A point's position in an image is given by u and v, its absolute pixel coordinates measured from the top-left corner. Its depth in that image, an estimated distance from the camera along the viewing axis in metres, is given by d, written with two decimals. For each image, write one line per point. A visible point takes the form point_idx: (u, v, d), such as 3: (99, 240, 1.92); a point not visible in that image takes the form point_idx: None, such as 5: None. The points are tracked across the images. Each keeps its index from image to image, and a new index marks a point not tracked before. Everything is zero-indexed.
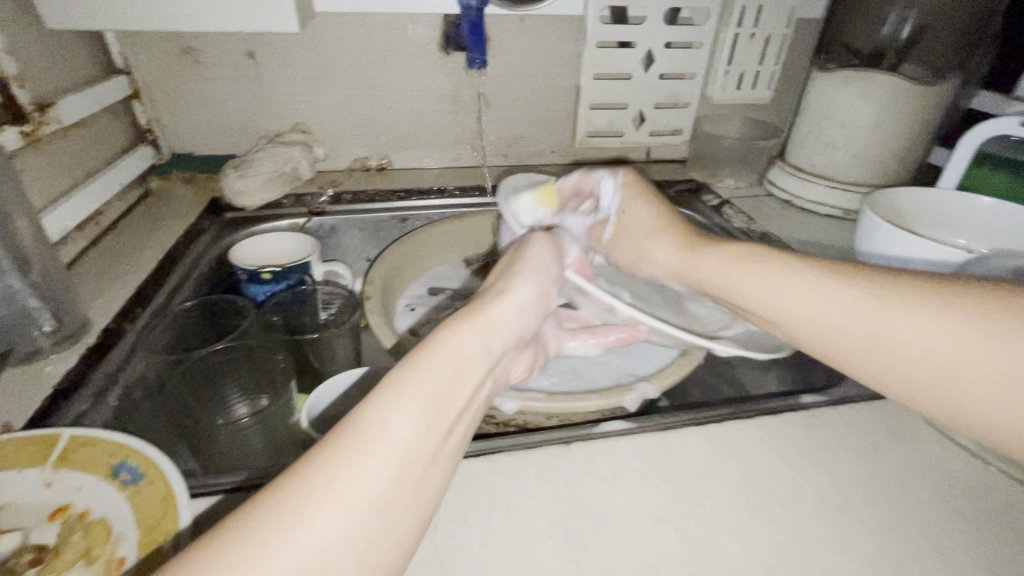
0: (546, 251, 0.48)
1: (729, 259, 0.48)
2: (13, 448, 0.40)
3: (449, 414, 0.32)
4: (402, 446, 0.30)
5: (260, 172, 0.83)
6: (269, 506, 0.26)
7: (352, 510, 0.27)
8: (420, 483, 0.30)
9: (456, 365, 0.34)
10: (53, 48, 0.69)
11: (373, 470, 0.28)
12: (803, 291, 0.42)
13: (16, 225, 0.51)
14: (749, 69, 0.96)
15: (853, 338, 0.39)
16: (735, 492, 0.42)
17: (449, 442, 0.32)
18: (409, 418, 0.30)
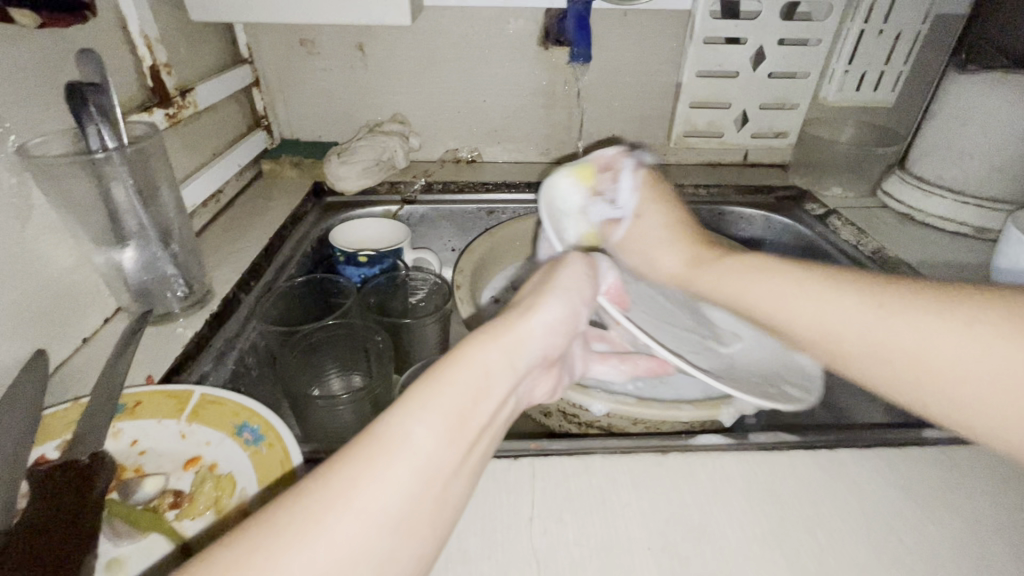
0: (582, 271, 0.43)
1: (738, 263, 0.45)
2: (154, 399, 0.44)
3: (474, 429, 0.30)
4: (425, 463, 0.27)
5: (361, 160, 0.87)
6: (290, 515, 0.24)
7: (370, 524, 0.25)
8: (441, 500, 0.27)
9: (483, 380, 0.31)
10: (193, 38, 0.76)
11: (392, 484, 0.26)
12: (804, 300, 0.39)
13: (163, 199, 0.57)
14: (872, 69, 0.88)
15: (861, 349, 0.35)
16: (851, 526, 0.39)
17: (473, 459, 0.30)
18: (432, 429, 0.28)
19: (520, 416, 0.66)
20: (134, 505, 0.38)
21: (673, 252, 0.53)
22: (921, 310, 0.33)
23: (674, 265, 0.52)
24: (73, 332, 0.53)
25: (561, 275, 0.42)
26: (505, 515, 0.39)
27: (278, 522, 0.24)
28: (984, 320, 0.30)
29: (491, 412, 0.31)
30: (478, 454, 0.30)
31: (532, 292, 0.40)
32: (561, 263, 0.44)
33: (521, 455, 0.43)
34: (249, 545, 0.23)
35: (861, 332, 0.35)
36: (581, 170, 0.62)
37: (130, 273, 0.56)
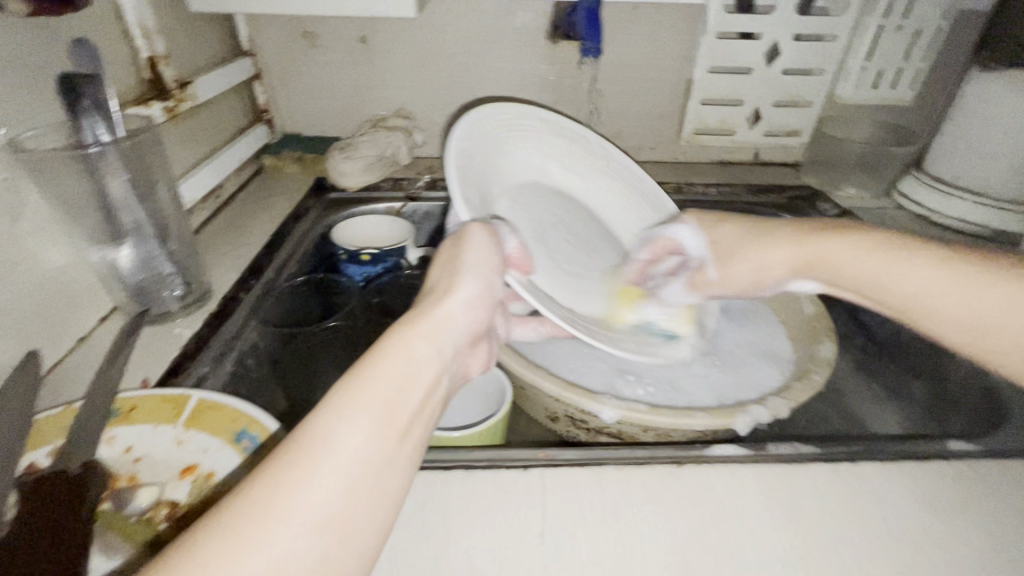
0: (488, 243, 0.41)
1: (866, 246, 0.43)
2: (150, 404, 0.43)
3: (405, 414, 0.28)
4: (356, 456, 0.25)
5: (364, 156, 0.85)
6: (215, 538, 0.21)
7: (300, 530, 0.22)
8: (377, 494, 0.25)
9: (405, 362, 0.29)
10: (193, 28, 0.74)
11: (320, 485, 0.24)
12: (873, 258, 0.42)
13: (159, 195, 0.55)
14: (889, 66, 0.86)
15: (924, 305, 0.39)
16: (877, 545, 0.38)
17: (409, 446, 0.28)
18: (360, 425, 0.26)
19: (527, 422, 0.65)
20: (128, 517, 0.37)
21: (780, 241, 0.49)
22: (973, 273, 0.37)
23: (784, 253, 0.48)
24: (67, 333, 0.51)
25: (470, 252, 0.40)
26: (514, 529, 0.37)
27: (200, 544, 0.21)
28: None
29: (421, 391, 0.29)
30: (414, 436, 0.28)
31: (442, 276, 0.38)
32: (458, 241, 0.40)
33: (529, 465, 0.42)
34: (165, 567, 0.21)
35: (1010, 326, 0.35)
36: (624, 294, 0.59)
37: (126, 271, 0.54)
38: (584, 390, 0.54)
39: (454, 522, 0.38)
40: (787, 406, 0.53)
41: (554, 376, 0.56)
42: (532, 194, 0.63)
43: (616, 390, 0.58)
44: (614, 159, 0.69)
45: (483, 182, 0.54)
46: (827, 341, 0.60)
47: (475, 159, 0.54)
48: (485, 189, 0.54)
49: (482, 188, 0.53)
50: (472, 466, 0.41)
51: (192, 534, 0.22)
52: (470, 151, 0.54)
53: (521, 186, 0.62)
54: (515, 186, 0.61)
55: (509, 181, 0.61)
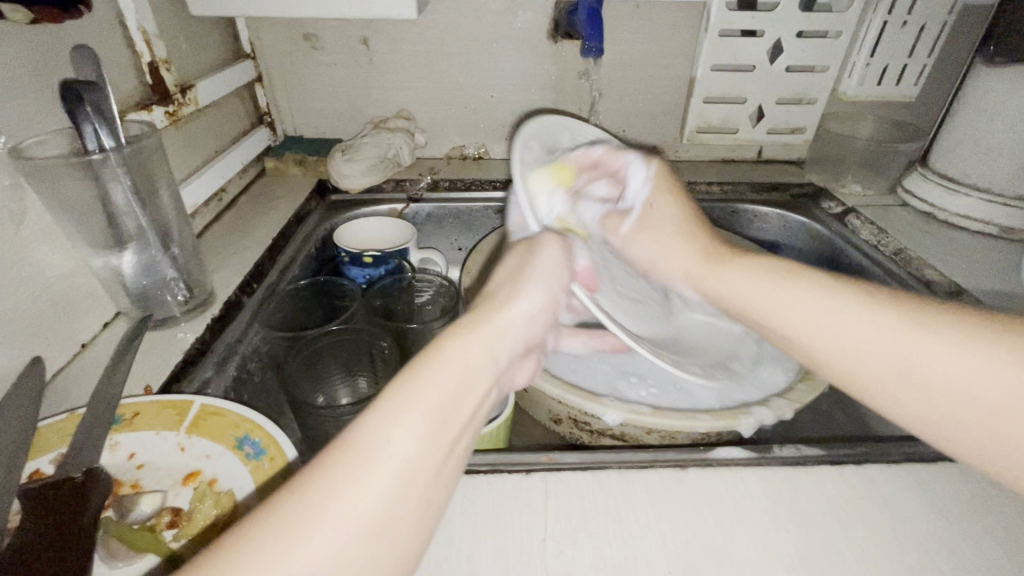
0: (557, 250, 0.40)
1: (755, 270, 0.43)
2: (153, 409, 0.43)
3: (455, 424, 0.28)
4: (407, 463, 0.25)
5: (365, 157, 0.85)
6: (270, 539, 0.22)
7: (350, 531, 0.23)
8: (422, 503, 0.26)
9: (463, 372, 0.29)
10: (194, 33, 0.74)
11: (371, 489, 0.24)
12: (820, 305, 0.38)
13: (162, 200, 0.56)
14: (894, 62, 0.85)
15: (881, 366, 0.34)
16: (883, 548, 0.37)
17: (455, 457, 0.28)
18: (413, 433, 0.26)
19: (530, 423, 0.64)
20: (131, 524, 0.37)
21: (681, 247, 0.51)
22: (955, 334, 0.32)
23: (679, 247, 0.51)
24: (71, 338, 0.51)
25: (537, 260, 0.38)
26: (517, 535, 0.37)
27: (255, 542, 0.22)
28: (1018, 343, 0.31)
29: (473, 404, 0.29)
30: (460, 448, 0.28)
31: (504, 280, 0.37)
32: (529, 246, 0.40)
33: (533, 469, 0.42)
34: (218, 554, 0.22)
35: (876, 352, 0.35)
36: (557, 169, 0.53)
37: (129, 277, 0.54)
38: (587, 393, 0.53)
39: (457, 528, 0.38)
40: (791, 408, 0.52)
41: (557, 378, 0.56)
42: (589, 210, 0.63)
43: (619, 392, 0.58)
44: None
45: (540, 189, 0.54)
46: None
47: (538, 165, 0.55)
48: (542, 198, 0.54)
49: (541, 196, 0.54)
50: (475, 471, 0.41)
51: (250, 525, 0.23)
52: (535, 154, 0.54)
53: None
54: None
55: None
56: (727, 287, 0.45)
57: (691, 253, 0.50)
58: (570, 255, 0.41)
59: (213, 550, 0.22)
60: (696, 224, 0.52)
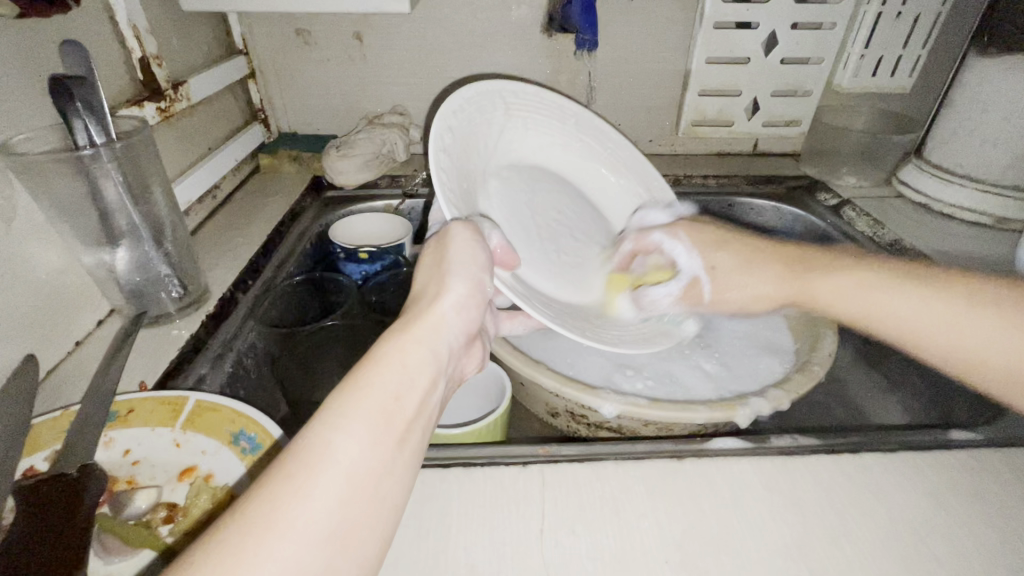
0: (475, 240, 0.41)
1: (850, 274, 0.47)
2: (148, 406, 0.43)
3: (400, 423, 0.28)
4: (352, 468, 0.26)
5: (359, 154, 0.84)
6: (219, 557, 0.22)
7: (301, 541, 0.23)
8: (373, 501, 0.26)
9: (397, 370, 0.30)
10: (186, 28, 0.73)
11: (317, 498, 0.24)
12: (925, 313, 0.43)
13: (155, 197, 0.55)
14: (888, 53, 0.85)
15: (995, 363, 0.40)
16: (880, 536, 0.37)
17: (405, 453, 0.28)
18: (355, 439, 0.26)
19: (527, 417, 0.64)
20: (125, 520, 0.37)
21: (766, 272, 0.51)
22: None
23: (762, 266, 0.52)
24: (64, 336, 0.51)
25: (452, 251, 0.39)
26: (514, 527, 0.37)
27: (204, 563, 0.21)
28: None
29: (414, 400, 0.30)
30: (410, 445, 0.29)
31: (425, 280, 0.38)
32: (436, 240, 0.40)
33: (529, 461, 0.42)
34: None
35: (975, 345, 0.41)
36: (613, 282, 0.58)
37: (122, 275, 0.54)
38: (584, 386, 0.53)
39: (453, 520, 0.37)
40: (788, 398, 0.52)
41: (553, 371, 0.56)
42: (523, 172, 0.60)
43: (616, 384, 0.58)
44: (604, 136, 0.67)
45: (471, 159, 0.51)
46: (827, 332, 0.59)
47: (466, 132, 0.51)
48: (473, 166, 0.51)
49: (471, 167, 0.51)
50: (471, 464, 0.41)
51: (196, 550, 0.22)
52: (459, 119, 0.50)
53: (509, 156, 0.59)
54: (503, 157, 0.58)
55: (498, 151, 0.57)
56: (830, 298, 0.48)
57: (776, 267, 0.52)
58: (480, 239, 0.41)
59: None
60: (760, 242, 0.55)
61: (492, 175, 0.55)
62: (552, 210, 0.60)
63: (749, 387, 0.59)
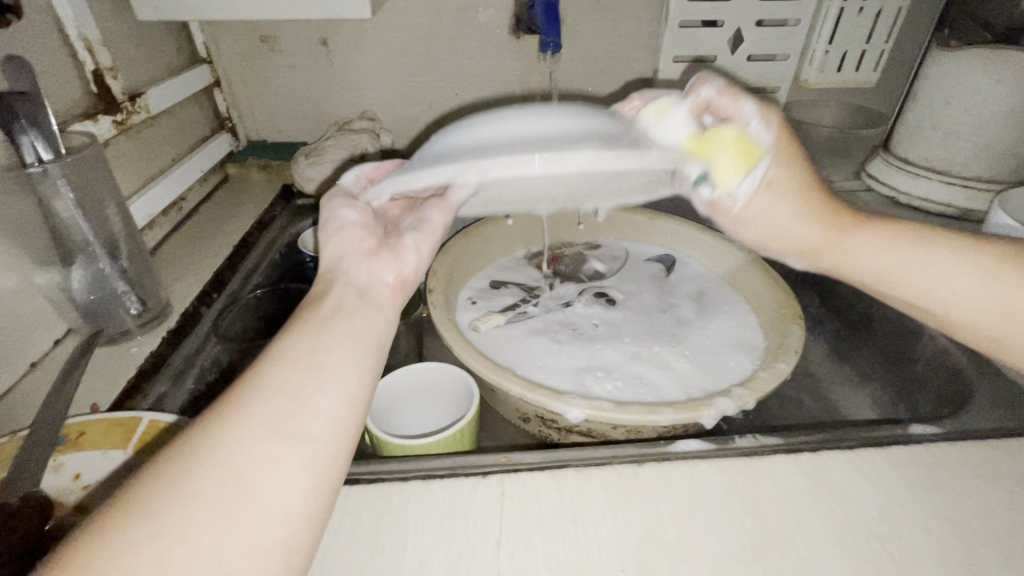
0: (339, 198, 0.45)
1: (895, 251, 0.43)
2: (100, 428, 0.42)
3: (327, 315, 0.33)
4: (295, 351, 0.30)
5: (328, 160, 0.82)
6: (188, 435, 0.26)
7: (264, 401, 0.27)
8: (320, 368, 0.29)
9: (319, 291, 0.35)
10: (143, 38, 0.72)
11: (270, 373, 0.29)
12: (944, 272, 0.41)
13: (109, 213, 0.54)
14: (853, 48, 0.86)
15: (984, 326, 0.41)
16: (834, 536, 0.38)
17: (343, 334, 0.32)
18: (294, 336, 0.31)
19: (500, 423, 0.64)
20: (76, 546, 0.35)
21: (803, 223, 0.43)
22: None
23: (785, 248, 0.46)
24: (17, 358, 0.50)
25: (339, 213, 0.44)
26: (470, 539, 0.37)
27: (175, 444, 0.26)
28: None
29: (335, 300, 0.35)
30: (343, 323, 0.33)
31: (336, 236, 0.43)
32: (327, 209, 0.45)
33: (489, 471, 0.41)
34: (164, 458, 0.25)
35: (994, 316, 0.40)
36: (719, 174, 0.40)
37: (77, 293, 0.53)
38: (551, 392, 0.53)
39: (408, 537, 0.37)
40: (753, 397, 0.52)
41: (521, 377, 0.56)
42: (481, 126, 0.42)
43: (585, 388, 0.58)
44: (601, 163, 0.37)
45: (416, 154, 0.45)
46: (794, 329, 0.60)
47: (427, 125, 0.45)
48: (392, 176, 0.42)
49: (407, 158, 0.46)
50: (430, 476, 0.41)
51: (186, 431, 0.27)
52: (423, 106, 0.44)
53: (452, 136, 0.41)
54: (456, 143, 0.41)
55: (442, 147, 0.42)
56: (854, 263, 0.44)
57: (804, 225, 0.43)
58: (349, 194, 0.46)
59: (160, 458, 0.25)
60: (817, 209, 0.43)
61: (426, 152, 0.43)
62: (545, 105, 0.44)
63: (718, 386, 0.59)
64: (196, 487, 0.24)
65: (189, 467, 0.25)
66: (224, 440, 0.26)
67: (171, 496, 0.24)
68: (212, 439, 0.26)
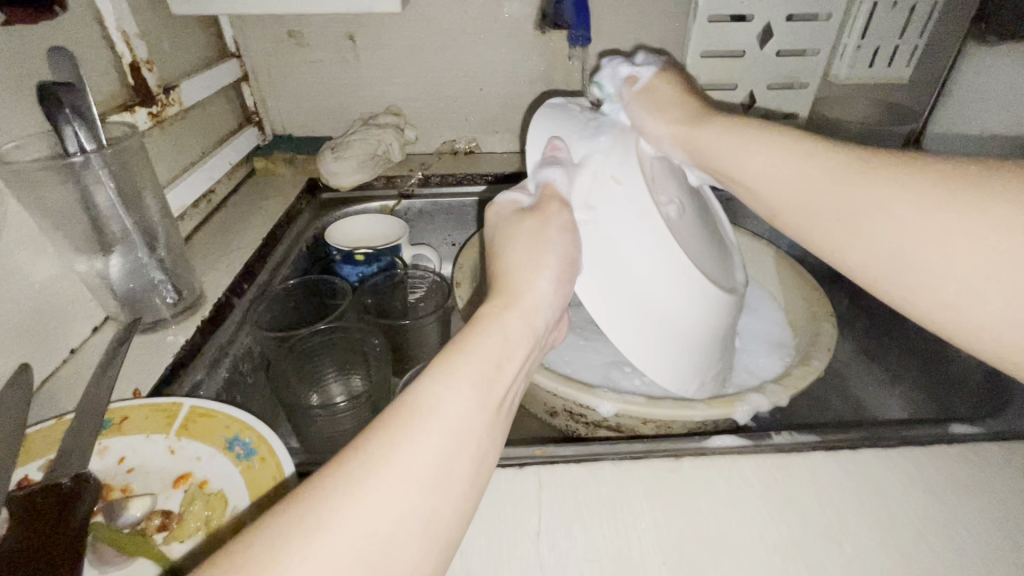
0: (556, 225, 0.43)
1: (750, 143, 0.42)
2: (143, 414, 0.43)
3: (498, 391, 0.31)
4: (458, 424, 0.28)
5: (355, 155, 0.84)
6: (332, 494, 0.24)
7: (414, 481, 0.26)
8: (477, 461, 0.28)
9: (484, 340, 0.33)
10: (176, 31, 0.73)
11: (429, 444, 0.27)
12: (796, 167, 0.39)
13: (146, 203, 0.55)
14: (885, 44, 0.85)
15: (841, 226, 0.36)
16: (879, 534, 0.37)
17: (499, 421, 0.31)
18: (463, 399, 0.29)
19: (526, 417, 0.64)
20: (119, 527, 0.37)
21: (663, 113, 0.49)
22: (897, 195, 0.33)
23: (660, 133, 0.48)
24: (59, 344, 0.51)
25: (540, 235, 0.42)
26: (510, 528, 0.37)
27: (313, 500, 0.24)
28: (923, 193, 0.32)
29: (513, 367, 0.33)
30: (504, 416, 0.31)
31: (527, 258, 0.41)
32: (541, 217, 0.43)
33: (526, 463, 0.41)
34: (313, 501, 0.24)
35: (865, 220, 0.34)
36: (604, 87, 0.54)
37: (116, 282, 0.54)
38: (582, 385, 0.53)
39: None
40: (786, 393, 0.52)
41: (551, 371, 0.56)
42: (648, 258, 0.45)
43: (613, 383, 0.58)
44: (679, 375, 0.49)
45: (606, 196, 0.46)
46: (827, 326, 0.59)
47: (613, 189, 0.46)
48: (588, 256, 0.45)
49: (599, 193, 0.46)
50: None
51: (325, 480, 0.25)
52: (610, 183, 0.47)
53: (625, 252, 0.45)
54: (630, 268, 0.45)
55: (628, 262, 0.45)
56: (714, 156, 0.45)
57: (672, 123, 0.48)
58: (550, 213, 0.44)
59: (291, 507, 0.24)
60: (689, 108, 0.49)
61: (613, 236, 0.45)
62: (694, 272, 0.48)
63: (749, 383, 0.58)
64: (321, 556, 0.23)
65: (324, 531, 0.23)
66: (364, 517, 0.24)
67: (294, 564, 0.22)
68: (350, 516, 0.24)
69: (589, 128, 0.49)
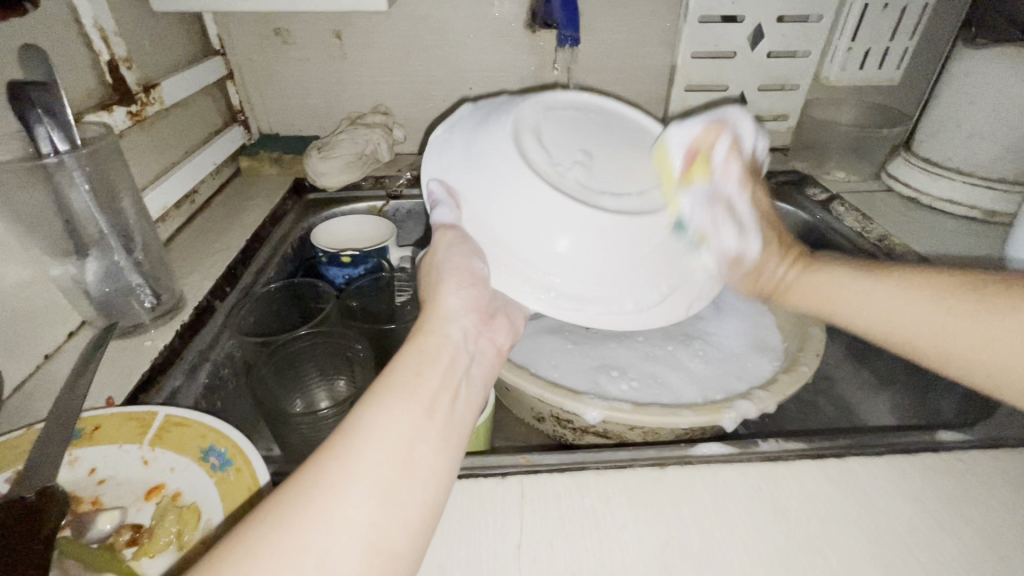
0: (447, 247, 0.42)
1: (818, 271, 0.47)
2: (116, 423, 0.42)
3: (423, 395, 0.31)
4: (385, 437, 0.28)
5: (341, 155, 0.82)
6: (262, 525, 0.25)
7: (344, 500, 0.26)
8: (414, 466, 0.28)
9: (410, 355, 0.33)
10: (158, 29, 0.71)
11: (355, 461, 0.27)
12: (853, 292, 0.44)
13: (123, 205, 0.54)
14: (875, 46, 0.84)
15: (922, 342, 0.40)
16: (864, 546, 0.37)
17: (435, 424, 0.30)
18: (387, 412, 0.29)
19: (513, 422, 0.63)
20: (88, 544, 0.36)
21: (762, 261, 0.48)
22: (954, 306, 0.38)
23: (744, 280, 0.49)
24: (30, 350, 0.50)
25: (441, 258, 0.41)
26: (489, 541, 0.36)
27: (249, 531, 0.24)
28: (972, 300, 0.37)
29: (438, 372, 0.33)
30: (438, 416, 0.31)
31: (428, 287, 0.41)
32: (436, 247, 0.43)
33: (509, 472, 0.40)
34: (244, 530, 0.25)
35: (939, 337, 0.38)
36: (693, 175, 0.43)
37: (92, 286, 0.53)
38: (568, 391, 0.52)
39: None
40: (773, 399, 0.51)
41: (537, 377, 0.55)
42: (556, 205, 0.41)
43: (601, 388, 0.57)
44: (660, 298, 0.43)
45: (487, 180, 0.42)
46: (815, 331, 0.58)
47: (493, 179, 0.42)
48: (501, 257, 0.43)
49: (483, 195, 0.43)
50: None
51: (259, 511, 0.25)
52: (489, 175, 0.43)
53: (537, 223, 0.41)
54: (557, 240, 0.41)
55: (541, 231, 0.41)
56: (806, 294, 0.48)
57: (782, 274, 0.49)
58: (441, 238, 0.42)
59: (225, 542, 0.24)
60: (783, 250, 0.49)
61: (506, 220, 0.42)
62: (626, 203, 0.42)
63: (738, 388, 0.58)
64: None
65: (255, 561, 0.23)
66: (299, 542, 0.24)
67: None
68: (285, 543, 0.24)
69: (458, 146, 0.46)
